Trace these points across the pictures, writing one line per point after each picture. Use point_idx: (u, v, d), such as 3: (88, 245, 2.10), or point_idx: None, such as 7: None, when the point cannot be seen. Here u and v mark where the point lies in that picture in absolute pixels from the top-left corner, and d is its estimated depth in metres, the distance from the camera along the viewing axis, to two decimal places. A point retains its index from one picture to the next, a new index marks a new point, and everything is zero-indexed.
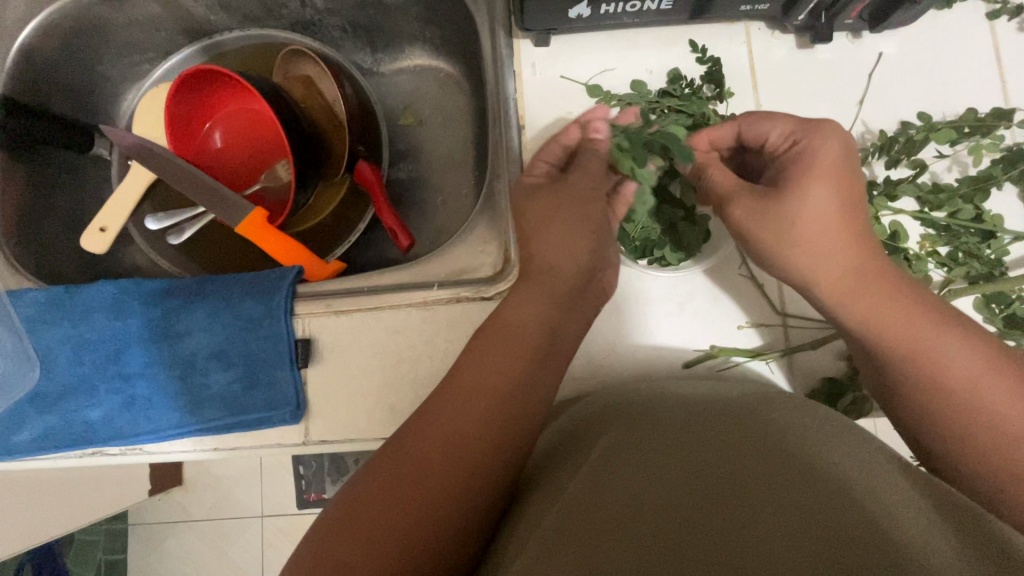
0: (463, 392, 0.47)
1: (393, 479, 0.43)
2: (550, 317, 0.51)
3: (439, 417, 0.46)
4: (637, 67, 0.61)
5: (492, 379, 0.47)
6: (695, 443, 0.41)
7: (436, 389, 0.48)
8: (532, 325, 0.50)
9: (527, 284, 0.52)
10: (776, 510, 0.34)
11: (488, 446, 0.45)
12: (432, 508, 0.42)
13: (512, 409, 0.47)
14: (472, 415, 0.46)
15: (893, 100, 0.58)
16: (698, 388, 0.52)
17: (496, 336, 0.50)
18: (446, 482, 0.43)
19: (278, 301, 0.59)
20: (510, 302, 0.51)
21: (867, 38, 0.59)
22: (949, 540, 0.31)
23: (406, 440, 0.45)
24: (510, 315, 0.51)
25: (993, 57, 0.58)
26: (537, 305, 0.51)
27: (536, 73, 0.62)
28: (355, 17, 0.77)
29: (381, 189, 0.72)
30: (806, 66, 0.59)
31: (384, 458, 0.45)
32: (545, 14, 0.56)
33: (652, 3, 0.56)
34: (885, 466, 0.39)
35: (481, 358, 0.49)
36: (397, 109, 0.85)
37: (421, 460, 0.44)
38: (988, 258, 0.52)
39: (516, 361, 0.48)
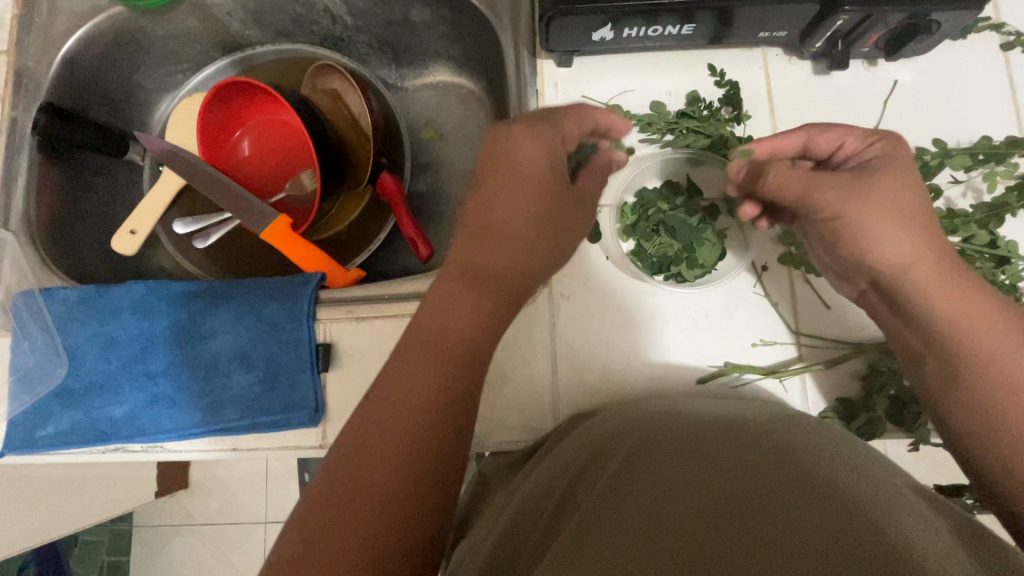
0: (408, 403, 0.44)
1: (346, 503, 0.40)
2: (482, 311, 0.49)
3: (387, 436, 0.42)
4: (657, 88, 0.63)
5: (424, 374, 0.45)
6: (705, 465, 0.42)
7: (376, 402, 0.44)
8: (470, 323, 0.48)
9: (474, 284, 0.50)
10: (789, 529, 0.35)
11: (431, 446, 0.43)
12: (391, 533, 0.39)
13: (440, 403, 0.44)
14: (415, 431, 0.43)
15: (908, 126, 0.60)
16: (713, 405, 0.52)
17: (436, 342, 0.47)
18: (400, 503, 0.40)
19: (301, 306, 0.61)
20: (451, 302, 0.49)
21: (882, 65, 0.61)
22: (966, 563, 0.31)
23: (360, 459, 0.42)
24: (443, 311, 0.49)
25: (1007, 89, 0.59)
26: (478, 308, 0.49)
27: (559, 92, 0.63)
28: (383, 34, 0.80)
29: (401, 199, 0.74)
30: (821, 91, 0.61)
31: (337, 475, 0.41)
32: (568, 36, 0.59)
33: (674, 28, 0.58)
34: (903, 491, 0.39)
35: (411, 361, 0.46)
36: (419, 124, 0.87)
37: (371, 471, 0.41)
38: (1003, 283, 0.53)
39: (441, 356, 0.46)
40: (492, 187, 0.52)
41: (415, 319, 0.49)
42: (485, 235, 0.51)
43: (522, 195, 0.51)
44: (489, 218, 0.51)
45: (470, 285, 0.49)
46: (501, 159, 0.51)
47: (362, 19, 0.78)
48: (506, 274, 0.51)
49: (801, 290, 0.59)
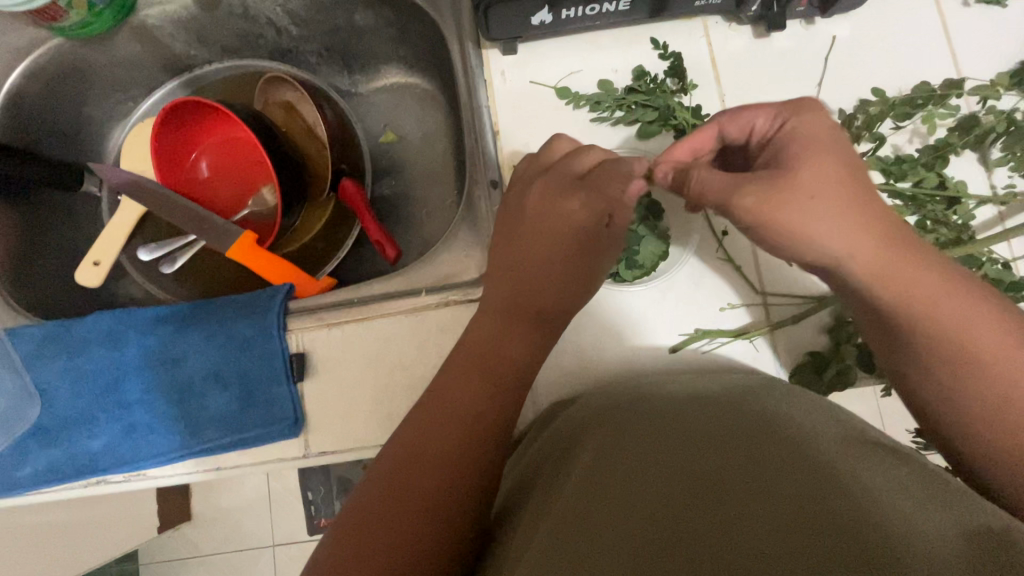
0: (463, 431, 0.44)
1: (391, 500, 0.42)
2: (519, 350, 0.48)
3: (432, 451, 0.44)
4: (602, 67, 0.63)
5: (471, 411, 0.45)
6: (681, 442, 0.41)
7: (429, 423, 0.45)
8: (516, 359, 0.47)
9: (514, 318, 0.48)
10: (762, 503, 0.34)
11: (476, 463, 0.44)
12: (435, 528, 0.42)
13: (482, 432, 0.45)
14: (463, 455, 0.44)
15: (849, 80, 0.60)
16: (688, 381, 0.53)
17: (486, 369, 0.47)
18: (437, 508, 0.42)
19: (271, 318, 0.61)
20: (501, 337, 0.48)
21: (820, 23, 0.61)
22: (942, 520, 0.30)
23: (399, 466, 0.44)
24: (496, 347, 0.48)
25: (941, 35, 0.60)
26: (529, 346, 0.48)
27: (506, 80, 0.63)
28: (330, 41, 0.80)
29: (364, 203, 0.74)
30: (764, 54, 0.62)
31: (380, 475, 0.44)
32: (507, 22, 0.59)
33: (611, 5, 0.58)
34: (879, 454, 0.38)
35: (455, 391, 0.46)
36: (377, 129, 0.87)
37: (413, 483, 0.43)
38: (955, 223, 0.55)
39: (485, 393, 0.46)
40: (522, 221, 0.49)
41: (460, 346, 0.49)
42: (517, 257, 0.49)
43: (551, 237, 0.48)
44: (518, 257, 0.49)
45: (503, 318, 0.48)
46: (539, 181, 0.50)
47: (307, 27, 0.78)
48: (548, 308, 0.48)
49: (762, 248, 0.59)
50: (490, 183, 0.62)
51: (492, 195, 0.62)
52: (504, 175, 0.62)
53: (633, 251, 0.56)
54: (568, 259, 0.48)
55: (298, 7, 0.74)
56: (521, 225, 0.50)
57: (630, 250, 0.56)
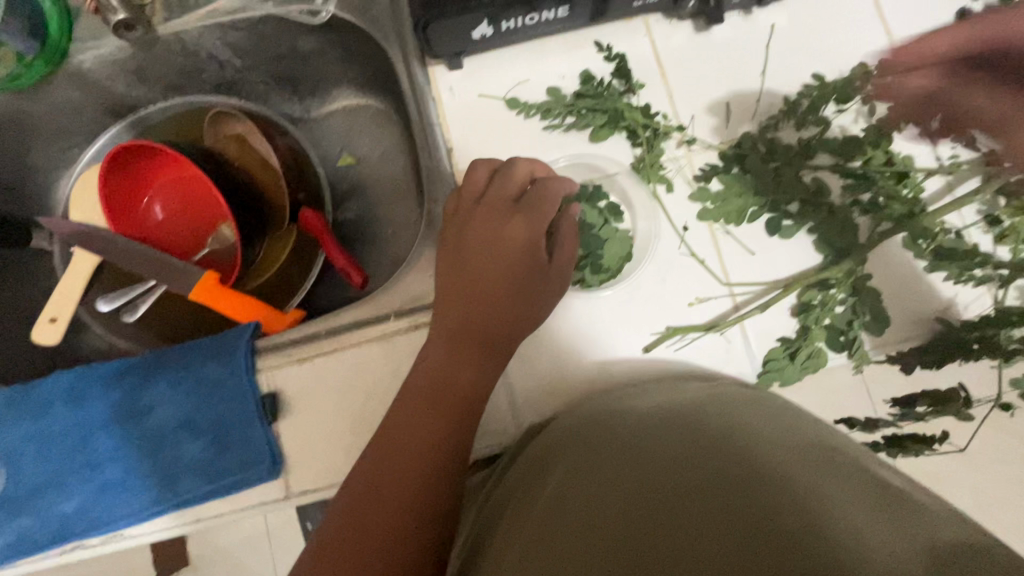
0: (424, 453, 0.49)
1: (363, 514, 0.46)
2: (472, 372, 0.52)
3: (399, 465, 0.48)
4: (550, 73, 0.63)
5: (427, 429, 0.50)
6: (643, 461, 0.42)
7: (392, 448, 0.49)
8: (467, 382, 0.52)
9: (463, 345, 0.53)
10: (722, 520, 0.35)
11: (441, 476, 0.48)
12: (404, 539, 0.45)
13: (440, 447, 0.49)
14: (425, 470, 0.48)
15: (793, 66, 0.61)
16: (655, 391, 0.54)
17: (440, 392, 0.51)
18: (402, 520, 0.46)
19: (238, 360, 0.59)
20: (451, 360, 0.52)
21: (759, 12, 0.62)
22: (885, 532, 0.31)
23: (372, 481, 0.47)
24: (445, 368, 0.52)
25: (875, 14, 0.61)
26: (477, 366, 0.53)
27: (454, 95, 0.63)
28: (276, 69, 0.78)
29: (325, 230, 0.73)
30: (707, 48, 0.62)
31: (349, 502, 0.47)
32: (449, 39, 0.58)
33: (549, 13, 0.58)
34: (834, 463, 0.39)
35: (415, 411, 0.50)
36: (334, 152, 0.86)
37: (383, 497, 0.47)
38: (907, 197, 0.56)
39: (439, 415, 0.50)
40: (470, 243, 0.56)
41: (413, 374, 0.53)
42: (472, 283, 0.55)
43: (495, 258, 0.56)
44: (466, 279, 0.56)
45: (453, 343, 0.53)
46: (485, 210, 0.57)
47: (251, 58, 0.76)
48: (492, 332, 0.54)
49: (724, 240, 0.59)
50: None
51: None
52: None
53: (598, 253, 0.57)
54: (508, 280, 0.55)
55: (239, 38, 0.72)
56: (473, 251, 0.56)
57: (594, 253, 0.57)
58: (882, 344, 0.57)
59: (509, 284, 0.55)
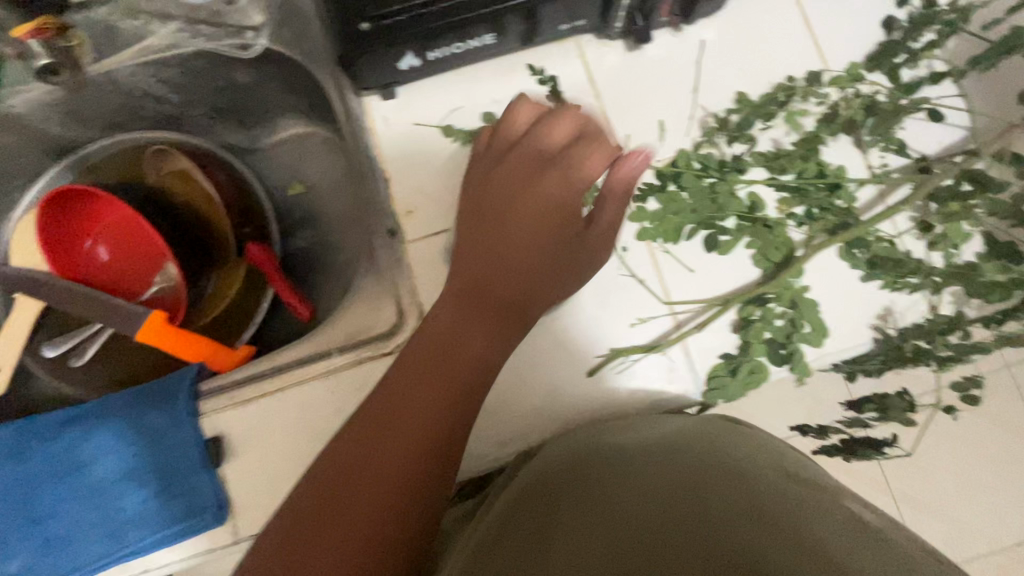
0: (418, 439, 0.45)
1: (335, 501, 0.42)
2: (488, 338, 0.50)
3: (389, 451, 0.44)
4: (484, 99, 0.62)
5: (434, 407, 0.46)
6: (644, 503, 0.41)
7: (381, 427, 0.45)
8: (483, 351, 0.50)
9: (480, 310, 0.51)
10: (696, 555, 0.35)
11: (439, 465, 0.45)
12: (386, 531, 0.42)
13: (443, 430, 0.46)
14: (419, 451, 0.44)
15: (724, 81, 0.61)
16: (647, 424, 0.52)
17: (455, 353, 0.49)
18: (381, 515, 0.42)
19: (181, 405, 0.58)
20: (464, 323, 0.50)
21: (688, 29, 0.62)
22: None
23: (359, 463, 0.44)
24: (459, 335, 0.50)
25: (803, 26, 0.62)
26: (494, 334, 0.51)
27: (389, 125, 0.62)
28: (217, 102, 0.77)
29: (274, 265, 0.73)
30: (639, 66, 0.62)
31: (323, 485, 0.43)
32: (377, 71, 0.58)
33: (476, 41, 0.58)
34: (836, 513, 0.38)
35: (416, 384, 0.47)
36: (283, 181, 0.85)
37: (364, 478, 0.43)
38: (839, 208, 0.57)
39: (444, 393, 0.47)
40: (501, 192, 0.55)
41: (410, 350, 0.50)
42: (487, 270, 0.52)
43: (532, 214, 0.54)
44: (491, 237, 0.54)
45: (456, 328, 0.50)
46: (505, 197, 0.54)
47: (190, 93, 0.75)
48: (512, 297, 0.52)
49: (663, 259, 0.59)
50: (390, 232, 0.61)
51: (393, 242, 0.61)
52: (401, 222, 0.61)
53: None
54: (544, 241, 0.54)
55: (175, 74, 0.71)
56: (482, 248, 0.54)
57: None
58: (822, 356, 0.57)
59: (541, 246, 0.53)
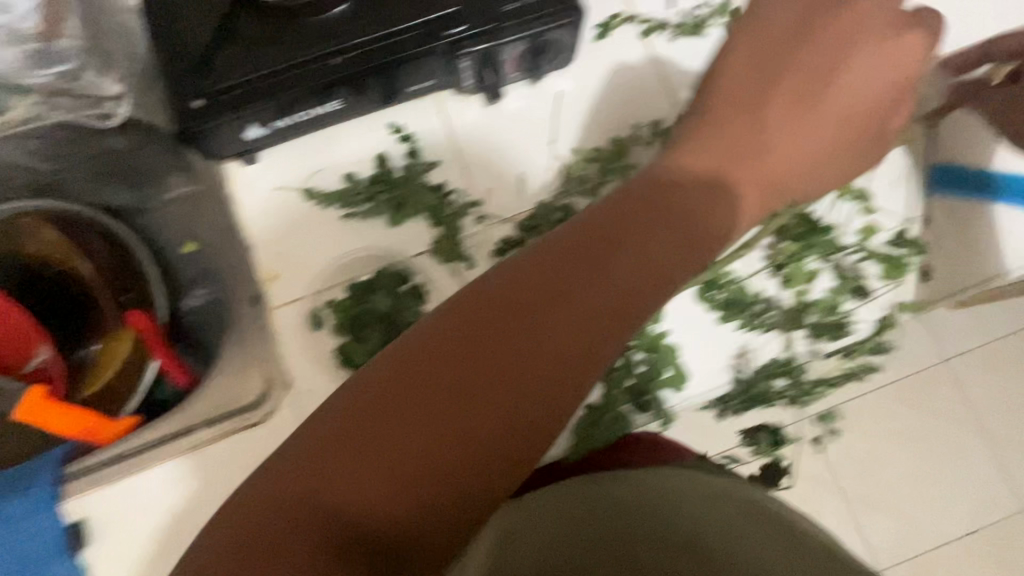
0: (438, 455, 0.33)
1: (344, 465, 0.32)
2: (622, 285, 0.38)
3: (436, 406, 0.33)
4: (344, 160, 0.62)
5: (525, 354, 0.35)
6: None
7: (465, 391, 0.34)
8: (607, 310, 0.37)
9: (669, 235, 0.41)
10: None
11: (486, 456, 0.33)
12: (371, 525, 0.32)
13: (530, 399, 0.35)
14: (483, 422, 0.34)
15: (579, 133, 0.62)
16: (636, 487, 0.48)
17: (658, 269, 0.39)
18: (384, 500, 0.32)
19: (41, 491, 0.57)
20: (636, 257, 0.39)
21: (544, 80, 0.63)
22: None
23: (358, 434, 0.32)
24: (608, 271, 0.38)
25: (656, 74, 0.63)
26: (642, 283, 0.38)
27: (252, 191, 0.62)
28: (93, 168, 0.74)
29: (156, 332, 0.72)
30: (497, 120, 0.62)
31: (317, 440, 0.33)
32: (224, 141, 0.56)
33: (320, 108, 0.56)
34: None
35: (579, 306, 0.37)
36: (176, 240, 0.78)
37: (389, 441, 0.32)
38: None
39: (586, 330, 0.36)
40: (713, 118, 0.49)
41: (485, 282, 0.37)
42: (666, 195, 0.42)
43: (729, 140, 0.48)
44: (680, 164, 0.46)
45: (595, 255, 0.38)
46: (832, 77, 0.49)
47: (60, 161, 0.72)
48: (699, 231, 0.42)
49: None
50: (254, 300, 0.60)
51: (258, 310, 0.60)
52: (264, 289, 0.60)
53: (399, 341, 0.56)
54: (744, 163, 0.47)
55: (39, 143, 0.69)
56: (829, 97, 0.49)
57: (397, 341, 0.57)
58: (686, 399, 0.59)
59: (746, 179, 0.47)
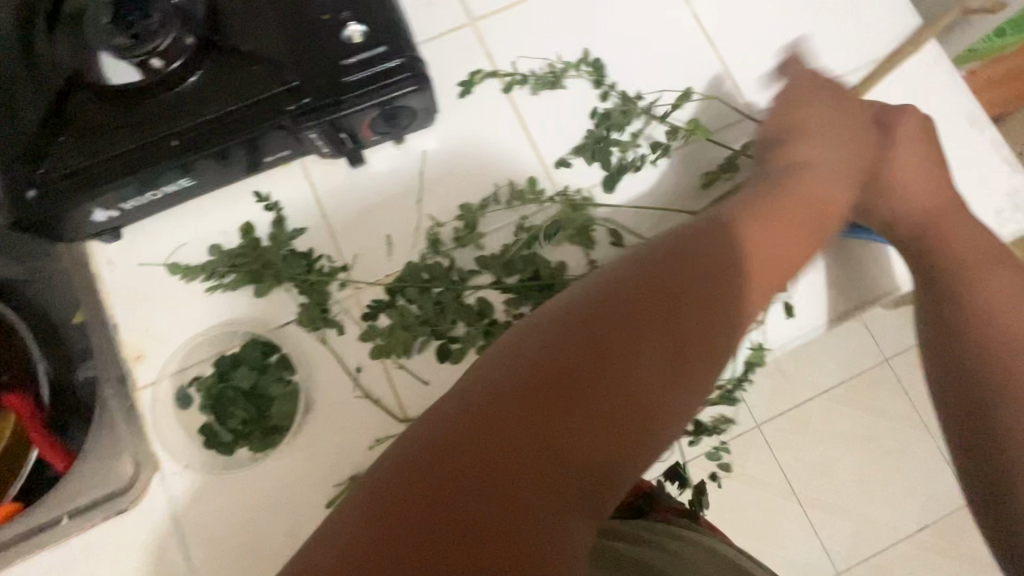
0: (531, 476, 0.35)
1: (451, 480, 0.34)
2: (699, 328, 0.42)
3: (527, 431, 0.36)
4: (209, 231, 0.62)
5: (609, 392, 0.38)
6: None
7: (607, 368, 0.39)
8: (674, 350, 0.41)
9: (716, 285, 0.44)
10: None
11: (588, 476, 0.36)
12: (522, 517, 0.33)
13: (604, 434, 0.37)
14: (564, 453, 0.36)
15: (446, 190, 0.63)
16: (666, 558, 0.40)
17: (707, 313, 0.43)
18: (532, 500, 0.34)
19: None
20: (700, 303, 0.43)
21: (409, 140, 0.63)
22: None
23: (476, 444, 0.35)
24: (672, 318, 0.42)
25: (520, 126, 0.64)
26: (696, 328, 0.42)
27: (115, 268, 0.61)
28: None
29: (37, 412, 0.70)
30: (363, 183, 0.63)
31: (425, 456, 0.35)
32: (74, 227, 0.56)
33: (171, 186, 0.57)
34: None
35: (650, 343, 0.41)
36: (67, 313, 0.69)
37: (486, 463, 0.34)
38: None
39: (649, 380, 0.40)
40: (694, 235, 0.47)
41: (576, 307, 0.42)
42: (727, 250, 0.46)
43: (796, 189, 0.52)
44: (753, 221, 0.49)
45: (641, 311, 0.41)
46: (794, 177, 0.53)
47: None
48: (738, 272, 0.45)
49: (398, 375, 0.59)
50: (120, 380, 0.59)
51: (125, 391, 0.59)
52: (129, 369, 0.59)
53: (265, 414, 0.57)
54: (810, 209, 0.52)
55: None
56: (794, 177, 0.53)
57: (262, 414, 0.57)
58: None
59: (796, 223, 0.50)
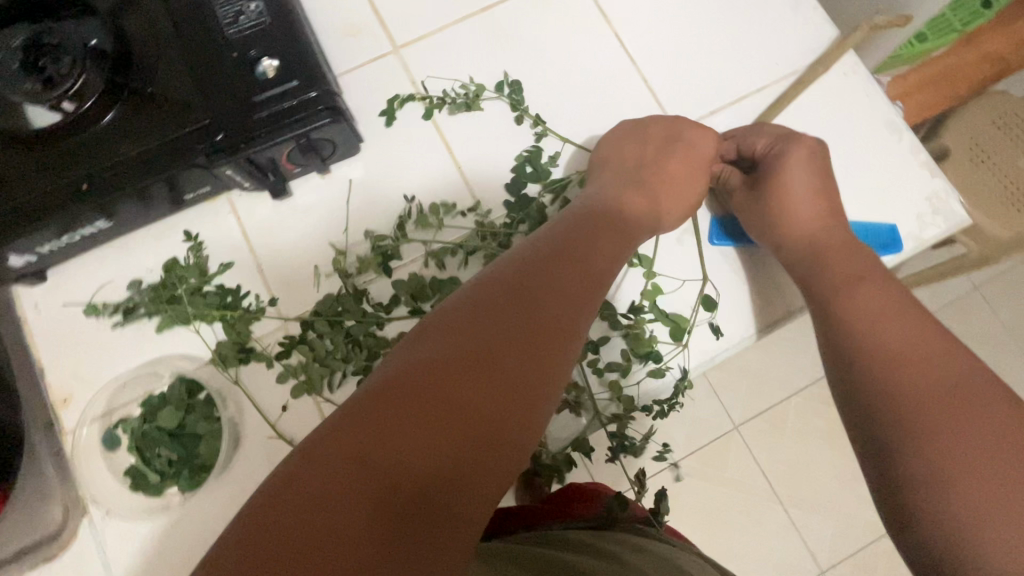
0: (437, 436, 0.35)
1: (357, 455, 0.33)
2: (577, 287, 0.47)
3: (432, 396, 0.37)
4: (136, 269, 0.62)
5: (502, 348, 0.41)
6: None
7: (516, 335, 0.41)
8: (562, 308, 0.45)
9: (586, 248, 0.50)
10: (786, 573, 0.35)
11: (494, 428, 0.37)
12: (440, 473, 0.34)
13: (506, 387, 0.39)
14: (466, 411, 0.37)
15: (373, 218, 0.63)
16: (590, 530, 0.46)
17: (586, 272, 0.48)
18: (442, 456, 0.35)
19: None
20: (578, 267, 0.48)
21: (335, 170, 0.64)
22: None
23: (377, 418, 0.35)
24: (557, 281, 0.46)
25: (444, 149, 0.64)
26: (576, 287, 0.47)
27: (40, 312, 0.61)
28: None
29: None
30: (290, 215, 0.63)
31: (330, 440, 0.34)
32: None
33: (90, 228, 0.57)
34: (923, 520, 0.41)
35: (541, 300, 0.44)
36: None
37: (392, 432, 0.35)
38: None
39: (540, 333, 0.42)
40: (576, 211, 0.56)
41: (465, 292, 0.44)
42: (600, 221, 0.54)
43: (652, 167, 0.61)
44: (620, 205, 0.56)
45: (529, 280, 0.45)
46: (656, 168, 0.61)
47: None
48: (612, 237, 0.53)
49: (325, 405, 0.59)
50: (47, 426, 0.59)
51: (52, 436, 0.58)
52: (57, 413, 0.59)
53: (193, 452, 0.56)
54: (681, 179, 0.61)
55: None
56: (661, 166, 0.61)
57: (189, 454, 0.56)
58: None
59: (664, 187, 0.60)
